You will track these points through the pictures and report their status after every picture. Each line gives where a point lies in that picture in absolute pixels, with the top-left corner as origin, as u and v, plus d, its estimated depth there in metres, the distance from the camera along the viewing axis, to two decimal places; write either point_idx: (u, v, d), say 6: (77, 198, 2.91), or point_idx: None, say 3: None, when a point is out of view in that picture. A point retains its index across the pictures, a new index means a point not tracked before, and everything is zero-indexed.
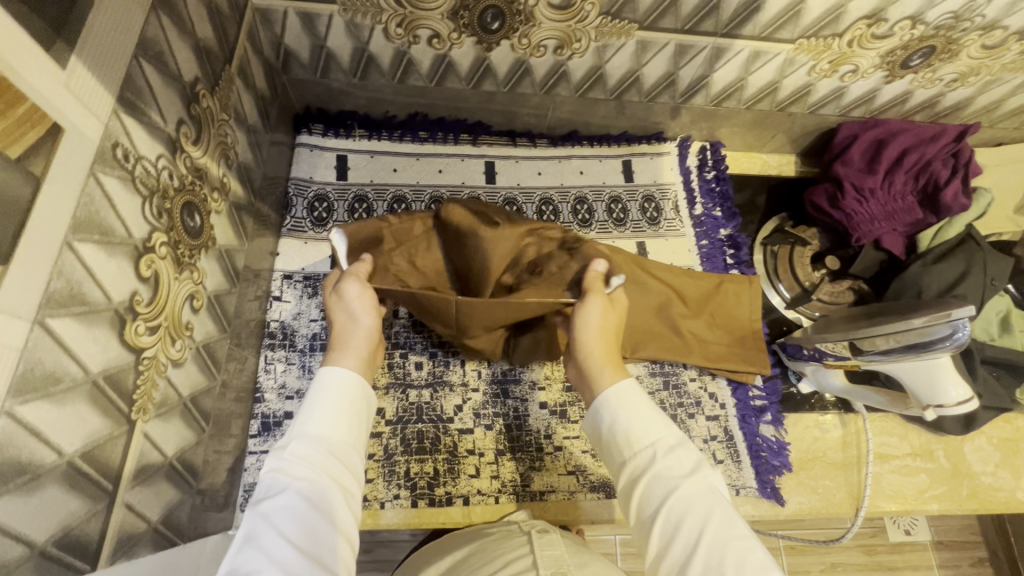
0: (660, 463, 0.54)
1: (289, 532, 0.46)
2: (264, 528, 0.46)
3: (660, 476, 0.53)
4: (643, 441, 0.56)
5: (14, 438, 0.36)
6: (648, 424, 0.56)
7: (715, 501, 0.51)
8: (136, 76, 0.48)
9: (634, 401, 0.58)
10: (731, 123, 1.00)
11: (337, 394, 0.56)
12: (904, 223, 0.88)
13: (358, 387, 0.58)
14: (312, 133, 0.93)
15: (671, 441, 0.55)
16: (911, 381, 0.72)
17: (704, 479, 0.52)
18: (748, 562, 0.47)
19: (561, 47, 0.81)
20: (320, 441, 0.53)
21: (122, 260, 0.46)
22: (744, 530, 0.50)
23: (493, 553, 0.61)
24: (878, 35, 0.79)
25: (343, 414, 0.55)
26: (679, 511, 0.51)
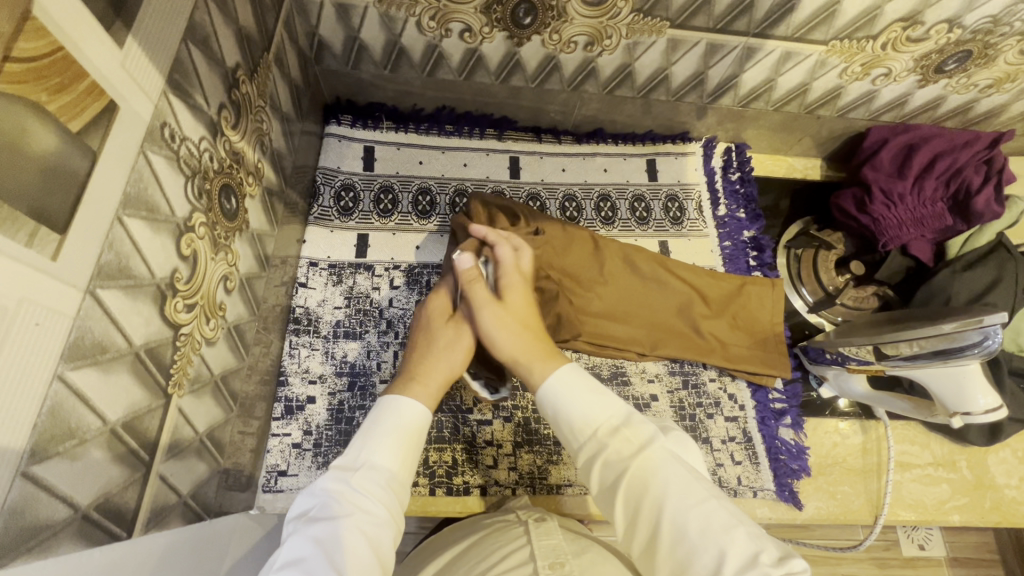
0: (607, 446, 0.51)
1: (335, 555, 0.45)
2: (311, 546, 0.45)
3: (609, 462, 0.51)
4: (585, 428, 0.53)
5: (65, 402, 0.37)
6: (586, 406, 0.54)
7: (669, 470, 0.49)
8: (185, 59, 0.49)
9: (575, 382, 0.56)
10: (758, 125, 0.99)
11: (396, 424, 0.56)
12: (933, 229, 0.87)
13: (418, 424, 0.58)
14: (340, 123, 0.94)
15: (619, 419, 0.53)
16: (938, 388, 0.71)
17: (656, 449, 0.50)
18: (710, 525, 0.45)
19: (591, 44, 0.81)
20: (374, 467, 0.53)
21: (165, 237, 0.48)
22: (701, 491, 0.48)
23: (489, 545, 0.61)
24: (913, 39, 0.78)
25: (402, 446, 0.55)
26: (636, 490, 0.49)
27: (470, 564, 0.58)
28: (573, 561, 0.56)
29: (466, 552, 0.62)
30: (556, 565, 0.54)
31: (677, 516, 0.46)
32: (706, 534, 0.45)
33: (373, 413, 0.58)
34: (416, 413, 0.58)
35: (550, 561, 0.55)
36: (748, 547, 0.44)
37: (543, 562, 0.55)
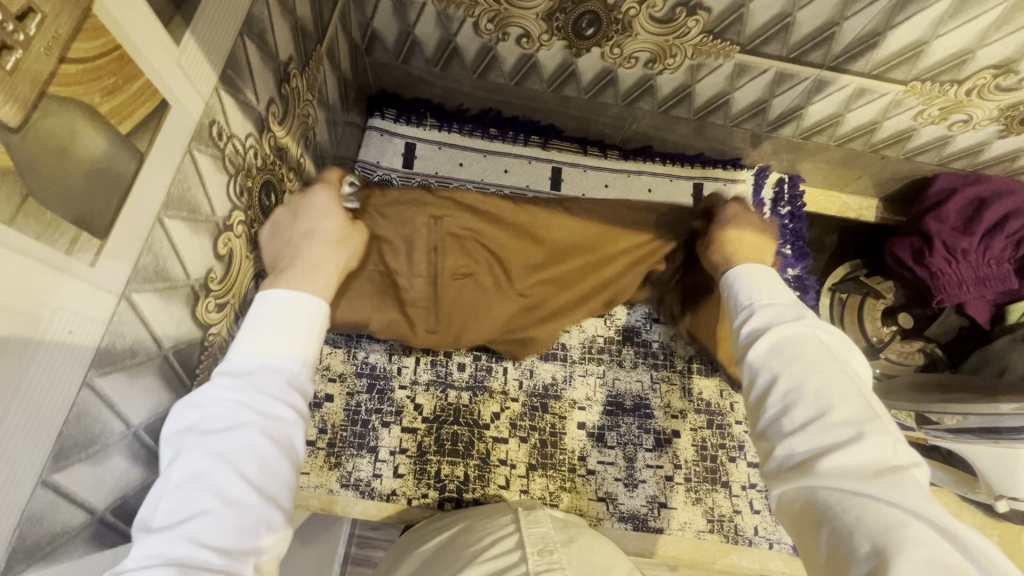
0: (761, 313, 0.50)
1: (239, 460, 0.38)
2: (208, 458, 0.38)
3: (761, 325, 0.49)
4: (745, 298, 0.52)
5: (91, 408, 0.36)
6: (756, 288, 0.52)
7: (812, 344, 0.46)
8: (240, 53, 0.47)
9: (765, 278, 0.54)
10: (817, 159, 0.94)
11: (292, 318, 0.44)
12: (995, 291, 0.82)
13: (307, 315, 0.45)
14: (384, 117, 0.91)
15: (777, 300, 0.51)
16: (986, 467, 0.66)
17: (812, 331, 0.47)
18: (834, 391, 0.43)
19: (653, 61, 0.78)
20: (274, 363, 0.42)
21: (204, 237, 0.46)
22: (840, 369, 0.44)
23: (478, 532, 0.60)
24: (1003, 87, 0.73)
25: (298, 339, 0.44)
26: (774, 348, 0.47)
27: (459, 548, 0.57)
28: (562, 549, 0.54)
29: (455, 540, 0.60)
30: (544, 551, 0.53)
31: (798, 373, 0.44)
32: (823, 395, 0.43)
33: (262, 307, 0.44)
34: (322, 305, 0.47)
35: (538, 548, 0.53)
36: (869, 418, 0.41)
37: (531, 548, 0.53)
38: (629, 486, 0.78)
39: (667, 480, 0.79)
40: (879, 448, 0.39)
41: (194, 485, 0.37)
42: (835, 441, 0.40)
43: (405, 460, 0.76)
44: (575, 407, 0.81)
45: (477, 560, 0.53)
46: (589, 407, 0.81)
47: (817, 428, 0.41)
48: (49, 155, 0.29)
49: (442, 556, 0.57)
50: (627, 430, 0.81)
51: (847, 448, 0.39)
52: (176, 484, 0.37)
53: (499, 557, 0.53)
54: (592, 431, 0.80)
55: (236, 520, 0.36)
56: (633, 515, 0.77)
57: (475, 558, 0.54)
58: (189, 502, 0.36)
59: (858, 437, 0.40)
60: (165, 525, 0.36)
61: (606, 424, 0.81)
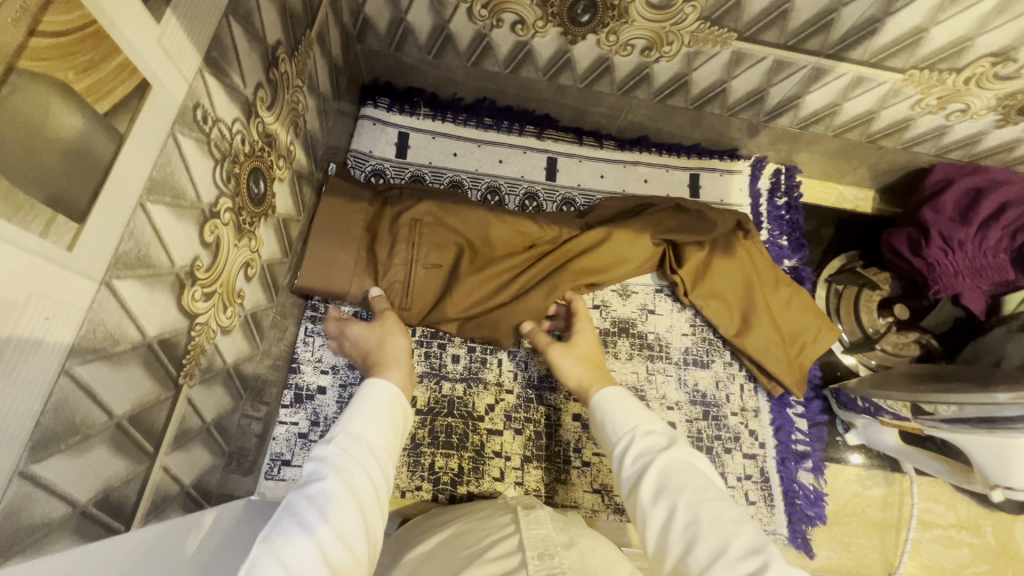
0: (640, 444, 0.55)
1: (329, 512, 0.42)
2: (307, 502, 0.43)
3: (643, 457, 0.54)
4: (623, 426, 0.58)
5: (71, 397, 0.35)
6: (627, 413, 0.59)
7: (689, 470, 0.52)
8: (225, 35, 0.46)
9: (627, 402, 0.61)
10: (813, 149, 0.94)
11: (385, 403, 0.54)
12: (991, 281, 0.81)
13: (377, 395, 0.55)
14: (376, 106, 0.90)
15: (653, 427, 0.57)
16: (979, 456, 0.66)
17: (688, 458, 0.53)
18: (722, 517, 0.47)
19: (650, 48, 0.77)
20: (367, 439, 0.50)
21: (189, 224, 0.45)
22: (718, 493, 0.49)
23: (479, 532, 0.59)
24: (1001, 76, 0.72)
25: (389, 425, 0.53)
26: (660, 480, 0.51)
27: (458, 548, 0.56)
28: (563, 552, 0.53)
29: (454, 539, 0.59)
30: (545, 555, 0.52)
31: (691, 503, 0.48)
32: (716, 524, 0.46)
33: (354, 397, 0.55)
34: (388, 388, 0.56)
35: (539, 552, 0.53)
36: (758, 538, 0.45)
37: (531, 552, 0.53)
38: None
39: None
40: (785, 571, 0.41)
41: (291, 529, 0.41)
42: (739, 569, 0.42)
43: (398, 452, 0.75)
44: (570, 399, 0.80)
45: (483, 558, 0.53)
46: None
47: (719, 561, 0.43)
48: (19, 132, 0.28)
49: (440, 555, 0.56)
50: None
51: (755, 575, 0.41)
52: (272, 531, 0.41)
53: (501, 560, 0.52)
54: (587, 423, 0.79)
55: (321, 557, 0.39)
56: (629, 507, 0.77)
57: (478, 557, 0.53)
58: (286, 534, 0.40)
59: (763, 564, 0.42)
60: (259, 556, 0.38)
61: None
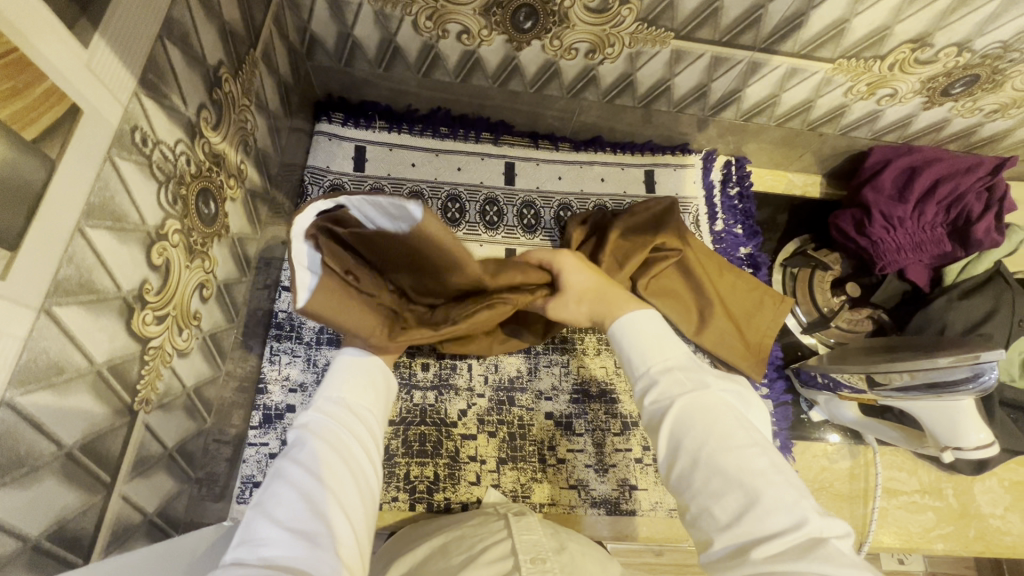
0: (663, 379, 0.51)
1: (319, 470, 0.45)
2: (285, 469, 0.45)
3: (666, 392, 0.50)
4: (640, 364, 0.54)
5: (14, 429, 0.34)
6: (645, 348, 0.54)
7: (712, 410, 0.48)
8: (160, 57, 0.46)
9: (650, 331, 0.56)
10: (760, 140, 0.98)
11: (363, 371, 0.58)
12: (931, 255, 0.86)
13: (374, 365, 0.59)
14: (331, 121, 0.91)
15: (675, 362, 0.53)
16: (931, 420, 0.69)
17: (711, 395, 0.49)
18: (752, 465, 0.43)
19: (593, 51, 0.79)
20: (348, 404, 0.54)
21: (134, 248, 0.45)
22: (747, 436, 0.46)
23: (471, 539, 0.59)
24: (922, 60, 0.77)
25: (370, 388, 0.57)
26: (678, 422, 0.48)
27: (450, 556, 0.56)
28: (554, 557, 0.54)
29: (448, 545, 0.59)
30: (537, 559, 0.52)
31: (715, 449, 0.45)
32: (747, 475, 0.43)
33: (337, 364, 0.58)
34: (366, 357, 0.59)
35: (531, 556, 0.53)
36: (791, 492, 0.42)
37: (524, 556, 0.53)
38: (599, 472, 0.79)
39: (636, 462, 0.80)
40: (819, 527, 0.39)
41: (280, 489, 0.43)
42: (770, 526, 0.40)
43: None
44: (542, 398, 0.81)
45: (476, 563, 0.53)
46: (557, 396, 0.82)
47: (746, 516, 0.41)
48: None
49: (433, 561, 0.56)
50: (596, 417, 0.81)
51: (792, 522, 0.40)
52: (262, 494, 0.44)
53: (494, 564, 0.52)
54: (560, 420, 0.80)
55: (299, 525, 0.40)
56: (605, 500, 0.78)
57: (472, 561, 0.53)
58: (264, 503, 0.42)
59: (800, 519, 0.40)
60: (253, 518, 0.41)
61: (574, 412, 0.81)
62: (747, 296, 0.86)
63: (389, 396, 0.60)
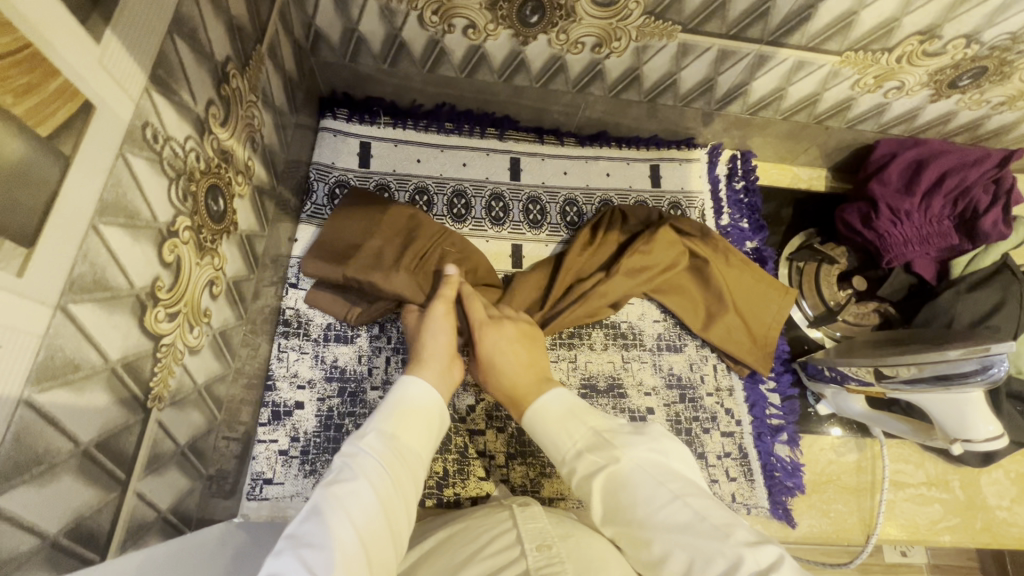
0: (580, 466, 0.58)
1: (356, 516, 0.47)
2: (339, 485, 0.50)
3: (589, 476, 0.57)
4: (561, 455, 0.60)
5: (33, 427, 0.34)
6: (562, 436, 0.61)
7: (633, 482, 0.54)
8: (169, 53, 0.46)
9: (555, 415, 0.63)
10: (765, 133, 0.97)
11: (415, 411, 0.60)
12: (938, 248, 0.86)
13: (433, 402, 0.63)
14: (336, 117, 0.90)
15: (586, 440, 0.59)
16: (940, 413, 0.69)
17: (627, 461, 0.55)
18: (676, 522, 0.49)
19: (599, 45, 0.79)
20: (394, 444, 0.56)
21: (146, 245, 0.45)
22: (666, 493, 0.52)
23: (476, 529, 0.59)
24: (930, 52, 0.76)
25: (426, 427, 0.61)
26: (612, 504, 0.54)
27: (455, 549, 0.56)
28: (561, 543, 0.54)
29: (453, 537, 0.59)
30: (544, 546, 0.53)
31: (648, 518, 0.51)
32: (679, 535, 0.48)
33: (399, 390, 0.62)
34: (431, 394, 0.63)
35: (537, 543, 0.54)
36: (716, 535, 0.46)
37: (530, 544, 0.53)
38: None
39: None
40: (752, 560, 0.43)
41: (314, 527, 0.45)
42: (711, 573, 0.44)
43: None
44: None
45: (480, 557, 0.53)
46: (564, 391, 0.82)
47: (691, 572, 0.46)
48: None
49: (439, 556, 0.56)
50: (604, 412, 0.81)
51: (726, 562, 0.44)
52: (298, 528, 0.46)
53: (499, 555, 0.52)
54: None
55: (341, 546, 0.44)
56: None
57: (478, 554, 0.53)
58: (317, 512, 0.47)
59: (734, 558, 0.44)
60: (285, 552, 0.43)
61: None
62: (753, 287, 0.86)
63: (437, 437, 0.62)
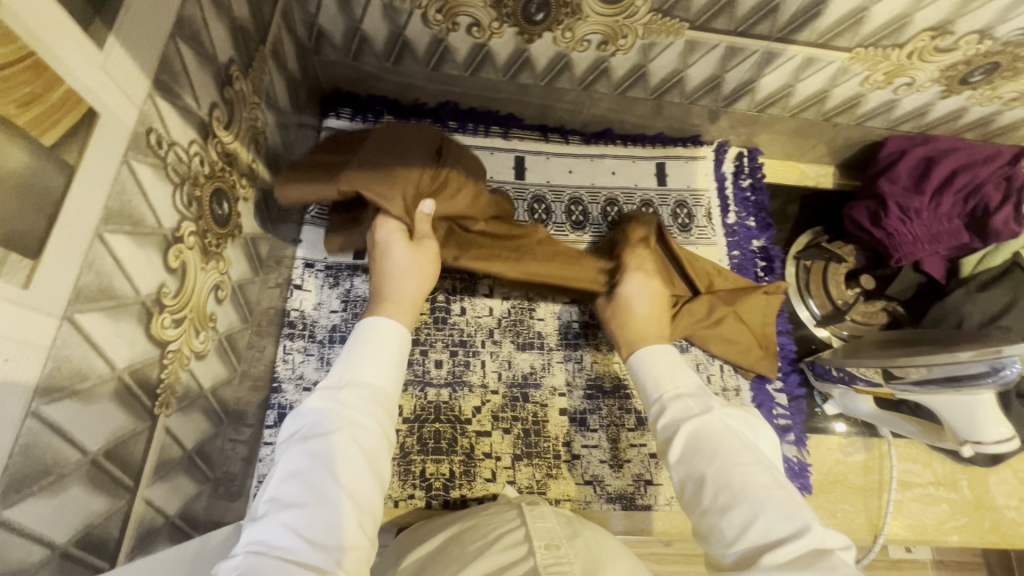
0: (671, 404, 0.59)
1: (335, 468, 0.47)
2: (309, 441, 0.48)
3: (677, 415, 0.57)
4: (653, 392, 0.62)
5: (41, 439, 0.34)
6: (661, 377, 0.62)
7: (718, 434, 0.54)
8: (173, 57, 0.45)
9: (664, 361, 0.64)
10: (772, 130, 0.96)
11: (382, 347, 0.57)
12: (947, 246, 0.85)
13: (398, 333, 0.60)
14: (339, 117, 0.89)
15: (683, 388, 0.60)
16: (950, 414, 0.69)
17: (718, 418, 0.55)
18: (755, 482, 0.49)
19: (605, 43, 0.78)
20: (365, 385, 0.54)
21: (151, 250, 0.45)
22: (748, 454, 0.52)
23: (485, 526, 0.60)
24: (941, 49, 0.75)
25: (394, 360, 0.58)
26: (689, 446, 0.54)
27: (465, 543, 0.57)
28: (568, 543, 0.54)
29: (463, 533, 0.60)
30: (551, 546, 0.52)
31: (722, 466, 0.51)
32: (752, 494, 0.48)
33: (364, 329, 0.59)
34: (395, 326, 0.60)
35: (545, 543, 0.53)
36: (791, 502, 0.47)
37: (538, 542, 0.53)
38: (614, 467, 0.79)
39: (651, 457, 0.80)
40: (819, 534, 0.44)
41: (290, 487, 0.46)
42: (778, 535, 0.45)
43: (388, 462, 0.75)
44: (556, 394, 0.81)
45: (490, 550, 0.54)
46: (571, 392, 0.81)
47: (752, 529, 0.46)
48: None
49: (446, 551, 0.56)
50: (610, 413, 0.81)
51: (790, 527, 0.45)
52: (276, 488, 0.46)
53: (507, 551, 0.53)
54: (574, 416, 0.80)
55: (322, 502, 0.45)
56: (620, 495, 0.78)
57: (488, 547, 0.54)
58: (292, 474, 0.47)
59: (801, 526, 0.45)
60: (267, 518, 0.44)
61: (588, 408, 0.81)
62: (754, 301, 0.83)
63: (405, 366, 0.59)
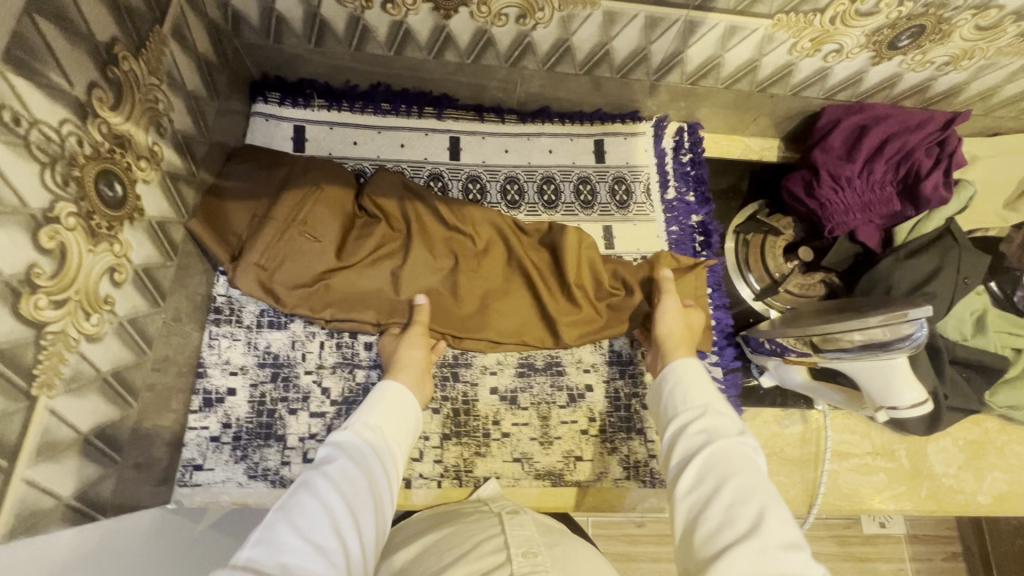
0: (704, 418, 0.59)
1: (345, 495, 0.50)
2: (323, 472, 0.52)
3: (704, 430, 0.58)
4: (689, 399, 0.62)
5: None
6: (694, 390, 0.63)
7: (741, 453, 0.55)
8: (29, 33, 0.44)
9: (698, 378, 0.64)
10: (711, 103, 0.95)
11: (398, 402, 0.64)
12: (881, 215, 0.84)
13: (406, 397, 0.66)
14: (267, 101, 0.89)
15: (718, 406, 0.60)
16: (866, 381, 0.69)
17: (744, 442, 0.56)
18: (774, 508, 0.49)
19: (523, 17, 0.77)
20: (382, 430, 0.60)
21: (15, 230, 0.44)
22: (770, 485, 0.52)
23: (466, 531, 0.59)
24: (862, 12, 0.74)
25: (400, 420, 0.63)
26: (713, 452, 0.55)
27: (443, 551, 0.56)
28: (546, 551, 0.55)
29: (443, 539, 0.59)
30: (529, 554, 0.53)
31: (741, 477, 0.52)
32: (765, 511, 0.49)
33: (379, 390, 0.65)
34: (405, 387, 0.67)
35: (522, 550, 0.54)
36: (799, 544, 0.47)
37: (516, 550, 0.54)
38: (544, 444, 0.79)
39: (581, 433, 0.80)
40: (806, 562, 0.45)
41: (305, 502, 0.48)
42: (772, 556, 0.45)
43: (314, 445, 0.75)
44: (486, 372, 0.81)
45: (464, 558, 0.53)
46: (501, 370, 0.82)
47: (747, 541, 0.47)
48: None
49: (427, 557, 0.56)
50: (541, 390, 0.81)
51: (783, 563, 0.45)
52: (286, 503, 0.48)
53: (485, 558, 0.52)
54: (504, 395, 0.80)
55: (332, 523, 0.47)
56: (550, 472, 0.78)
57: (466, 554, 0.54)
58: (305, 493, 0.49)
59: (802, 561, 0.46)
60: (276, 523, 0.46)
61: (518, 386, 0.81)
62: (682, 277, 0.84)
63: (414, 428, 0.65)
